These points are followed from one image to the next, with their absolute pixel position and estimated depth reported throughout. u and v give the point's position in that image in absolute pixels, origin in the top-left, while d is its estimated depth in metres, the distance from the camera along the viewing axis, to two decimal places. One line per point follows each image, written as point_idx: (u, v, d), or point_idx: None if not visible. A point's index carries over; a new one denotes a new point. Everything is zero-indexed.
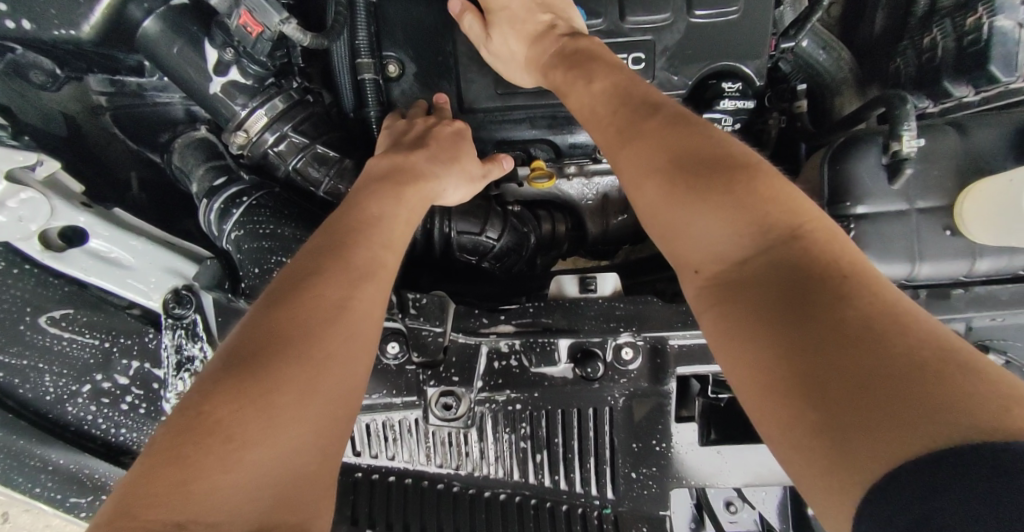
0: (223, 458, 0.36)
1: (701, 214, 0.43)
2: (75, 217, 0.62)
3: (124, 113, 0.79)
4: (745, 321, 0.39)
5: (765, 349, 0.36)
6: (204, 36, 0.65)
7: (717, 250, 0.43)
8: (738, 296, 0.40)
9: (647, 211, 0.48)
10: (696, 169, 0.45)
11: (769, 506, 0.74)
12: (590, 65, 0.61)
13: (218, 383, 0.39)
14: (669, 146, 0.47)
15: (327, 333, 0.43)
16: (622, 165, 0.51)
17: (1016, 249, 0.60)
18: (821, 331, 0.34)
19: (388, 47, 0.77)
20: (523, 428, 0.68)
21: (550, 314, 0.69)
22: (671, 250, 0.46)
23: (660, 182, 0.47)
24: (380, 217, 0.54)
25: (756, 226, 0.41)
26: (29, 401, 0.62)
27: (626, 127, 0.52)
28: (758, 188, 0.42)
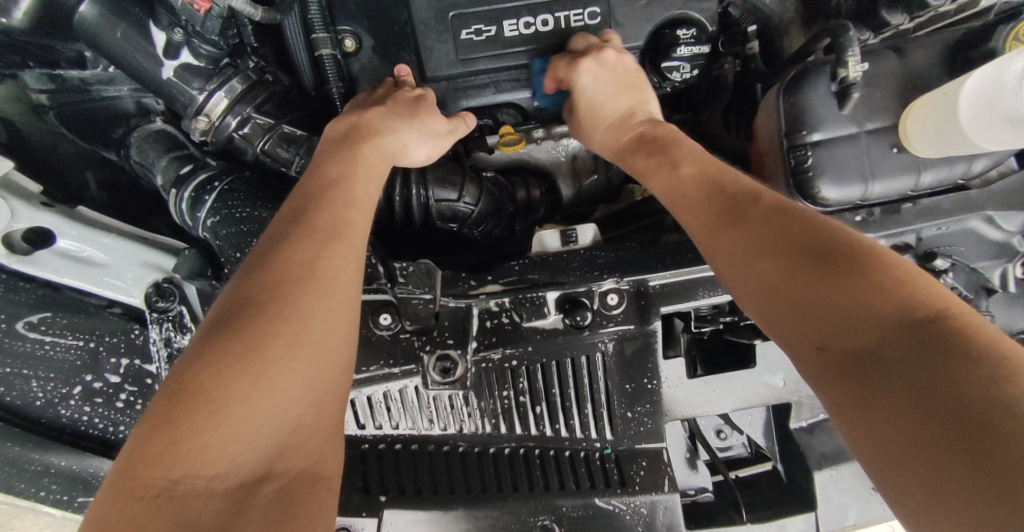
0: (211, 416, 0.37)
1: (820, 290, 0.39)
2: (38, 217, 0.60)
3: (71, 111, 0.76)
4: (868, 393, 0.34)
5: (897, 417, 0.32)
6: (148, 18, 0.62)
7: (830, 321, 0.38)
8: (863, 369, 0.35)
9: (757, 287, 0.44)
10: (813, 248, 0.41)
11: (755, 428, 0.81)
12: (670, 151, 0.59)
13: (202, 349, 0.40)
14: (778, 226, 0.44)
15: (300, 292, 0.44)
16: (726, 245, 0.47)
17: (956, 158, 0.65)
18: (956, 395, 0.30)
19: (342, 22, 0.76)
20: (522, 382, 0.70)
21: (537, 270, 0.72)
22: (782, 323, 0.42)
23: (769, 258, 0.43)
24: (339, 177, 0.54)
25: (888, 308, 0.36)
26: (19, 410, 0.61)
27: (728, 212, 0.49)
28: (883, 272, 0.38)
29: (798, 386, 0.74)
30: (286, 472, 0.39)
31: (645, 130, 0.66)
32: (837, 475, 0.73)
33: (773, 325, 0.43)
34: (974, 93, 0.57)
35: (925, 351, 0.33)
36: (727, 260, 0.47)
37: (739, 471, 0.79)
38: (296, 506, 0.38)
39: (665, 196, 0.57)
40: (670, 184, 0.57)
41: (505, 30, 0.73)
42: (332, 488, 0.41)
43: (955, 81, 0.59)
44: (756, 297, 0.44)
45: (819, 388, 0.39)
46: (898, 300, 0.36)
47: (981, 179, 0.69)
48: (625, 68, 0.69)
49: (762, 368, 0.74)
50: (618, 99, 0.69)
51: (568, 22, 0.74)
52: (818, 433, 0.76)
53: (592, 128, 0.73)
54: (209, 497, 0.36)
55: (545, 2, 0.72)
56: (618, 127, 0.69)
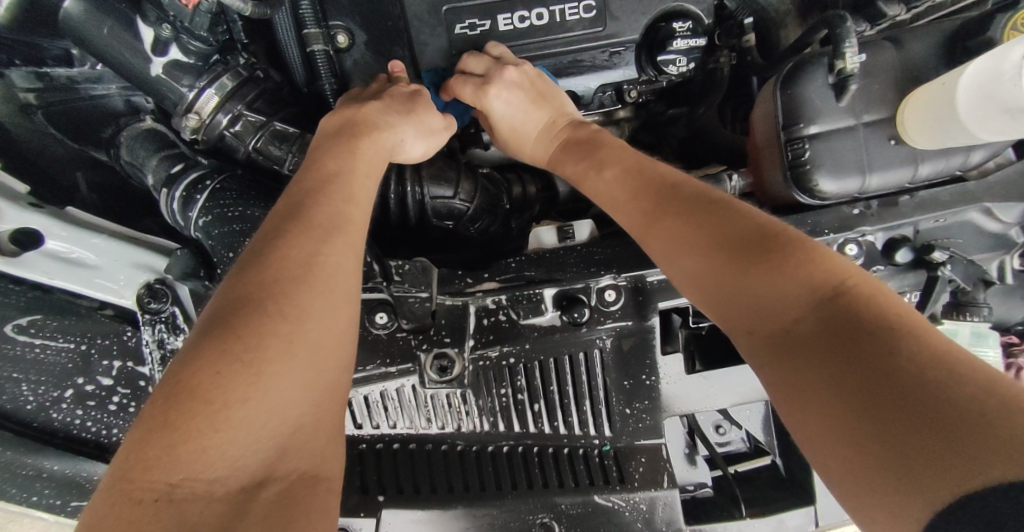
0: (210, 419, 0.37)
1: (733, 276, 0.44)
2: (27, 218, 0.59)
3: (59, 109, 0.74)
4: (781, 372, 0.39)
5: (802, 387, 0.37)
6: (134, 14, 0.61)
7: (749, 308, 0.43)
8: (777, 350, 0.40)
9: (686, 276, 0.49)
10: (727, 239, 0.45)
11: (753, 422, 0.80)
12: (599, 155, 0.63)
13: (197, 349, 0.39)
14: (695, 218, 0.49)
15: (297, 290, 0.43)
16: (657, 244, 0.52)
17: (953, 150, 0.65)
18: (842, 362, 0.35)
19: (333, 17, 0.75)
20: (519, 380, 0.70)
21: (534, 266, 0.71)
22: (712, 307, 0.47)
23: (690, 249, 0.48)
24: (338, 171, 0.53)
25: (788, 286, 0.41)
26: (10, 414, 0.60)
27: (653, 211, 0.53)
28: (783, 251, 0.42)
29: None
30: (286, 475, 0.39)
31: (569, 135, 0.69)
32: None
33: (709, 312, 0.48)
34: (972, 84, 0.57)
35: (820, 330, 0.38)
36: (660, 255, 0.52)
37: (738, 465, 0.79)
38: (296, 508, 0.38)
39: (603, 196, 0.61)
40: (604, 185, 0.60)
41: (499, 25, 0.73)
42: (332, 489, 0.42)
43: (953, 72, 0.59)
44: (689, 289, 0.49)
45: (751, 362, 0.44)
46: (799, 280, 0.40)
47: (978, 170, 0.69)
48: (530, 82, 0.70)
49: None
50: (536, 114, 0.71)
51: (563, 15, 0.73)
52: None
53: (521, 144, 0.75)
54: (208, 502, 0.35)
55: None
56: (547, 139, 0.71)
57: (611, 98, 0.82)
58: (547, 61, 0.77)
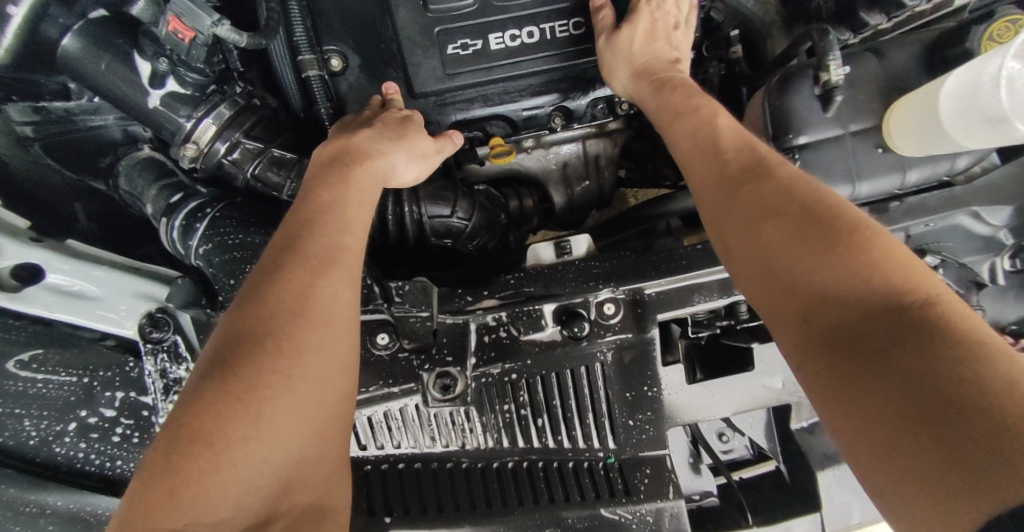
0: (212, 460, 0.37)
1: (809, 263, 0.41)
2: (28, 253, 0.60)
3: (58, 141, 0.74)
4: (862, 378, 0.35)
5: (868, 397, 0.35)
6: (131, 48, 0.62)
7: (831, 300, 0.39)
8: (852, 348, 0.37)
9: (748, 250, 0.46)
10: (819, 223, 0.42)
11: (756, 430, 0.81)
12: (701, 107, 0.59)
13: (199, 389, 0.39)
14: (785, 195, 0.45)
15: (295, 324, 0.43)
16: (738, 205, 0.48)
17: (939, 157, 0.66)
18: (925, 377, 0.32)
19: (327, 42, 0.76)
20: (522, 396, 0.70)
21: (531, 282, 0.72)
22: (771, 291, 0.44)
23: (769, 223, 0.45)
24: (332, 202, 0.53)
25: (872, 285, 0.38)
26: (11, 450, 0.59)
27: (737, 178, 0.49)
28: (872, 251, 0.40)
29: (797, 387, 0.74)
30: (291, 510, 0.40)
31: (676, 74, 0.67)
32: (842, 474, 0.72)
33: (757, 291, 0.45)
34: (955, 91, 0.58)
35: (899, 329, 0.35)
36: (738, 222, 0.47)
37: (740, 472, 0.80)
38: None
39: (685, 147, 0.57)
40: (692, 133, 0.57)
41: (491, 44, 0.74)
42: (339, 521, 0.43)
43: (935, 83, 0.61)
44: (750, 261, 0.46)
45: (797, 361, 0.41)
46: (888, 282, 0.38)
47: (966, 175, 0.69)
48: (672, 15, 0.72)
49: (760, 371, 0.74)
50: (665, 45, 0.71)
51: (553, 33, 0.75)
52: (819, 434, 0.75)
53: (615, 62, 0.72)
54: None
55: (528, 15, 0.73)
56: (651, 66, 0.69)
57: (604, 112, 0.84)
58: (539, 78, 0.78)
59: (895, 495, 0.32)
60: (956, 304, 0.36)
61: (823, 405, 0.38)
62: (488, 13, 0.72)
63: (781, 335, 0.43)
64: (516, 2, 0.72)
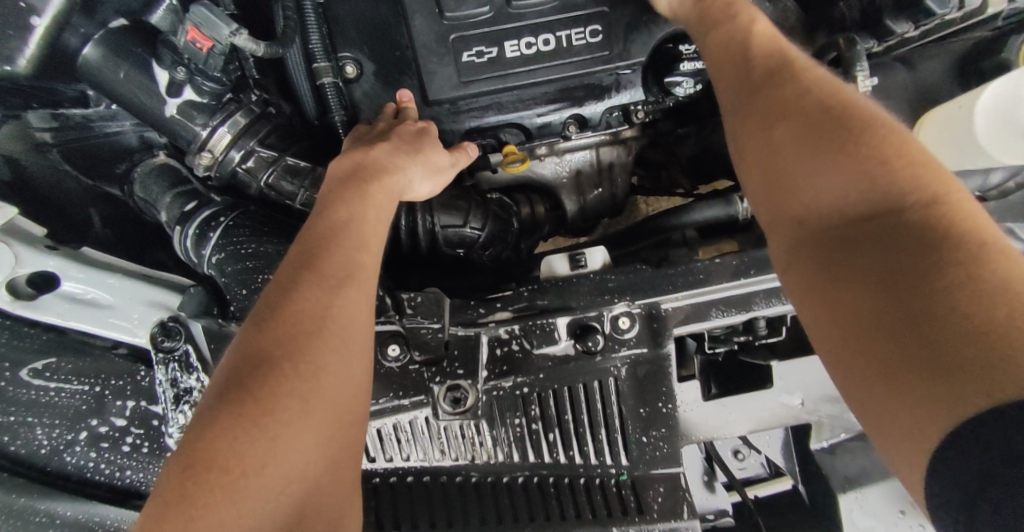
0: (228, 487, 0.36)
1: (815, 163, 0.43)
2: (43, 261, 0.60)
3: (75, 147, 0.76)
4: (851, 271, 0.37)
5: (851, 286, 0.37)
6: (150, 57, 0.62)
7: (830, 202, 0.41)
8: (846, 243, 0.39)
9: (759, 153, 0.48)
10: (839, 128, 0.43)
11: (773, 449, 0.79)
12: (730, 22, 0.58)
13: (213, 414, 0.39)
14: (807, 99, 0.46)
15: (313, 344, 0.43)
16: (759, 110, 0.49)
17: (969, 171, 0.65)
18: (906, 266, 0.34)
19: (342, 49, 0.75)
20: (534, 410, 0.69)
21: (544, 295, 0.71)
22: (774, 194, 0.46)
23: (785, 124, 0.46)
24: (349, 218, 0.52)
25: (874, 182, 0.39)
26: (23, 459, 0.59)
27: (763, 82, 0.50)
28: (882, 150, 0.40)
29: (818, 406, 0.72)
30: None
31: None
32: (864, 498, 0.70)
33: (762, 194, 0.47)
34: (993, 107, 0.57)
35: (893, 224, 0.37)
36: (756, 126, 0.48)
37: (757, 490, 0.81)
38: None
39: (716, 54, 0.57)
40: (726, 41, 0.57)
41: (506, 52, 0.73)
42: None
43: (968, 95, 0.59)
44: (759, 164, 0.48)
45: (789, 259, 0.44)
46: (898, 185, 0.38)
47: (999, 191, 0.67)
48: None
49: (779, 388, 0.72)
50: None
51: (569, 41, 0.74)
52: (841, 454, 0.73)
53: None
54: None
55: (545, 22, 0.73)
56: None
57: (619, 119, 0.82)
58: (554, 86, 0.77)
59: (857, 373, 0.35)
60: (967, 205, 0.36)
61: (806, 297, 0.41)
62: (502, 20, 0.72)
63: (779, 239, 0.45)
64: (532, 9, 0.72)
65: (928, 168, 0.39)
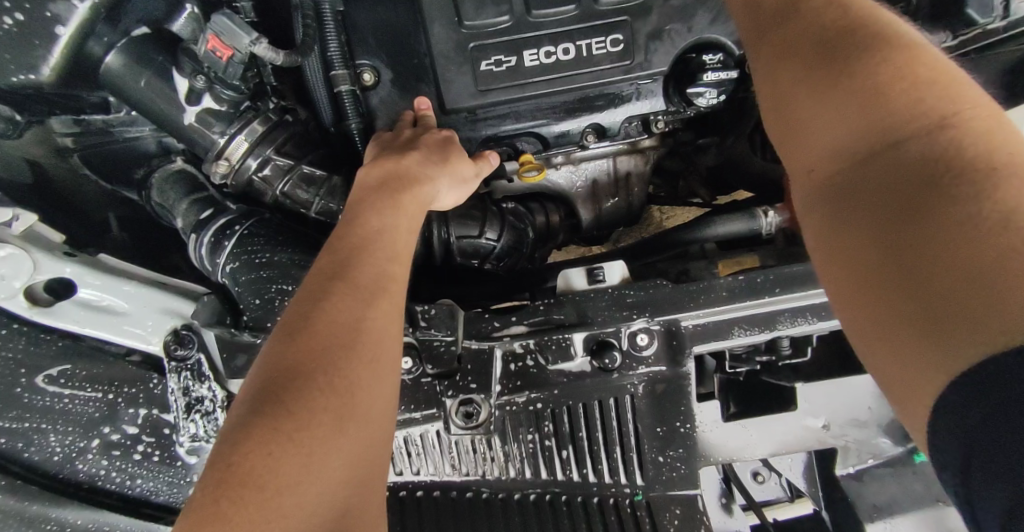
0: (262, 507, 0.35)
1: (821, 107, 0.38)
2: (60, 268, 0.59)
3: (95, 152, 0.76)
4: (862, 226, 0.34)
5: (866, 242, 0.33)
6: (172, 65, 0.62)
7: (840, 150, 0.37)
8: (857, 192, 0.35)
9: (771, 100, 0.43)
10: (833, 54, 0.38)
11: (795, 471, 0.76)
12: None
13: (246, 428, 0.37)
14: (814, 29, 0.41)
15: (349, 357, 0.41)
16: (769, 51, 0.44)
17: None
18: (922, 218, 0.30)
19: (361, 56, 0.75)
20: (547, 426, 0.67)
21: (561, 309, 0.68)
22: (787, 145, 0.42)
23: (791, 65, 0.41)
24: (381, 229, 0.51)
25: (884, 119, 0.35)
26: (35, 465, 0.60)
27: (769, 17, 0.45)
28: (891, 79, 0.35)
29: (844, 430, 0.70)
30: None
31: None
32: (893, 527, 0.69)
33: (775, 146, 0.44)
34: None
35: (906, 167, 0.32)
36: (763, 70, 0.44)
37: (776, 512, 0.76)
38: None
39: None
40: None
41: (525, 60, 0.72)
42: None
43: None
44: (772, 112, 0.43)
45: (803, 213, 0.40)
46: (901, 111, 0.34)
47: None
48: None
49: (804, 411, 0.70)
50: None
51: (590, 50, 0.72)
52: (868, 481, 0.71)
53: None
54: None
55: (565, 31, 0.71)
56: None
57: (638, 129, 0.81)
58: (572, 95, 0.76)
59: (877, 339, 0.32)
60: (980, 122, 0.32)
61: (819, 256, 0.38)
62: (523, 29, 0.71)
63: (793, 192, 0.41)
64: (552, 18, 0.71)
65: (934, 82, 0.34)
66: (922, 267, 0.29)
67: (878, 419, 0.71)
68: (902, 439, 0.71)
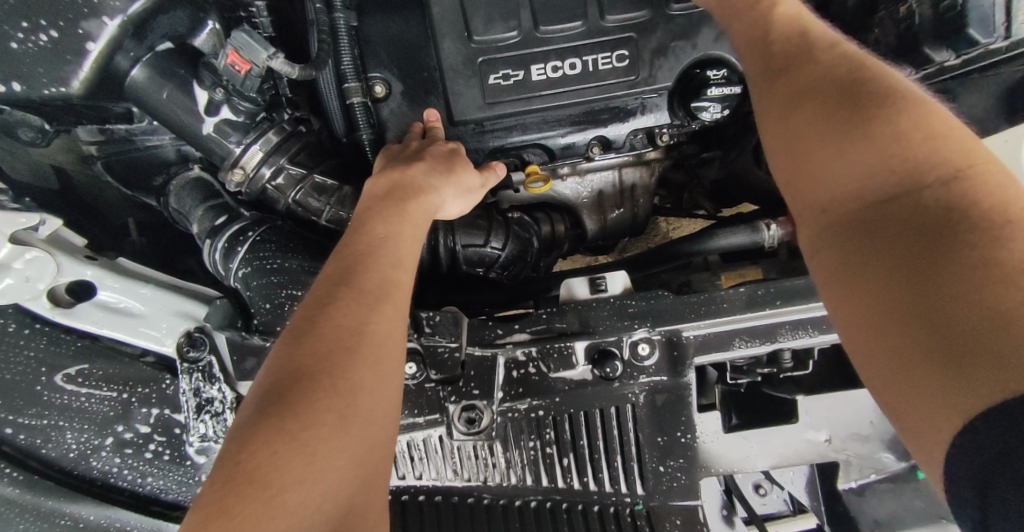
0: (266, 503, 0.36)
1: (835, 149, 0.40)
2: (82, 271, 0.61)
3: (116, 160, 0.79)
4: (871, 264, 0.35)
5: (875, 279, 0.34)
6: (192, 78, 0.64)
7: (853, 190, 0.38)
8: (869, 231, 0.36)
9: (780, 138, 0.45)
10: (853, 100, 0.40)
11: (798, 486, 0.75)
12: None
13: (253, 428, 0.39)
14: (829, 76, 0.43)
15: (352, 360, 0.43)
16: (781, 91, 0.45)
17: None
18: (934, 258, 0.31)
19: (373, 69, 0.77)
20: (548, 434, 0.68)
21: (563, 318, 0.69)
22: (797, 182, 0.43)
23: (805, 106, 0.43)
24: (386, 236, 0.53)
25: (899, 165, 0.36)
26: (53, 461, 0.62)
27: (785, 61, 0.47)
28: (905, 129, 0.37)
29: (845, 444, 0.70)
30: None
31: None
32: None
33: (785, 184, 0.45)
34: None
35: (919, 211, 0.34)
36: (775, 110, 0.46)
37: (779, 527, 0.75)
38: None
39: (742, 33, 0.54)
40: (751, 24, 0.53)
41: (532, 75, 0.74)
42: None
43: None
44: (780, 150, 0.45)
45: (810, 249, 0.41)
46: (916, 160, 0.36)
47: None
48: None
49: (804, 423, 0.70)
50: None
51: (596, 65, 0.74)
52: (869, 496, 0.72)
53: None
54: None
55: (572, 47, 0.73)
56: None
57: (643, 142, 0.81)
58: (578, 108, 0.77)
59: (884, 375, 0.33)
60: (989, 178, 0.34)
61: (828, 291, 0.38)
62: (531, 45, 0.73)
63: (800, 228, 0.43)
64: (559, 34, 0.72)
65: (953, 140, 0.36)
66: (931, 306, 0.30)
67: (882, 435, 0.70)
68: (905, 455, 0.71)
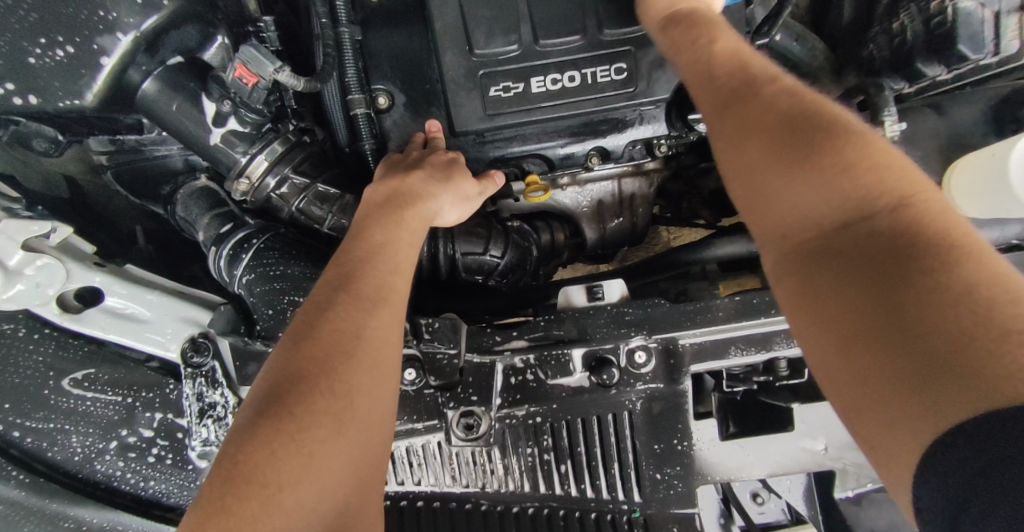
0: (264, 503, 0.37)
1: (788, 179, 0.41)
2: (90, 277, 0.63)
3: (126, 169, 0.81)
4: (833, 292, 0.36)
5: (838, 308, 0.35)
6: (201, 91, 0.66)
7: (812, 218, 0.39)
8: (830, 260, 0.37)
9: (737, 168, 0.46)
10: (802, 131, 0.41)
11: (796, 495, 0.76)
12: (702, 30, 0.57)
13: (251, 430, 0.40)
14: (775, 108, 0.44)
15: (350, 364, 0.44)
16: (730, 124, 0.46)
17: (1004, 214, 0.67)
18: (892, 287, 0.32)
19: (376, 81, 0.79)
20: (546, 440, 0.69)
21: (561, 325, 0.70)
22: (756, 211, 0.44)
23: (755, 138, 0.44)
24: (385, 242, 0.54)
25: (853, 194, 0.37)
26: (58, 464, 0.63)
27: (731, 95, 0.48)
28: (852, 158, 0.39)
29: (842, 453, 0.70)
30: None
31: None
32: None
33: (743, 212, 0.46)
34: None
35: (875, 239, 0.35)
36: (726, 141, 0.47)
37: None
38: None
39: (687, 66, 0.55)
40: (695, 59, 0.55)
41: (532, 87, 0.75)
42: None
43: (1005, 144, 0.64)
44: (737, 181, 0.46)
45: (775, 275, 0.42)
46: (866, 188, 0.37)
47: None
48: None
49: (801, 432, 0.70)
50: None
51: (595, 78, 0.75)
52: (865, 506, 0.73)
53: None
54: None
55: (571, 60, 0.75)
56: None
57: (642, 152, 0.84)
58: (577, 120, 0.79)
59: (851, 402, 0.33)
60: (933, 204, 0.35)
61: (793, 318, 0.39)
62: (531, 58, 0.74)
63: (763, 255, 0.43)
64: (559, 48, 0.74)
65: (897, 167, 0.38)
66: (893, 336, 0.31)
67: None
68: None
